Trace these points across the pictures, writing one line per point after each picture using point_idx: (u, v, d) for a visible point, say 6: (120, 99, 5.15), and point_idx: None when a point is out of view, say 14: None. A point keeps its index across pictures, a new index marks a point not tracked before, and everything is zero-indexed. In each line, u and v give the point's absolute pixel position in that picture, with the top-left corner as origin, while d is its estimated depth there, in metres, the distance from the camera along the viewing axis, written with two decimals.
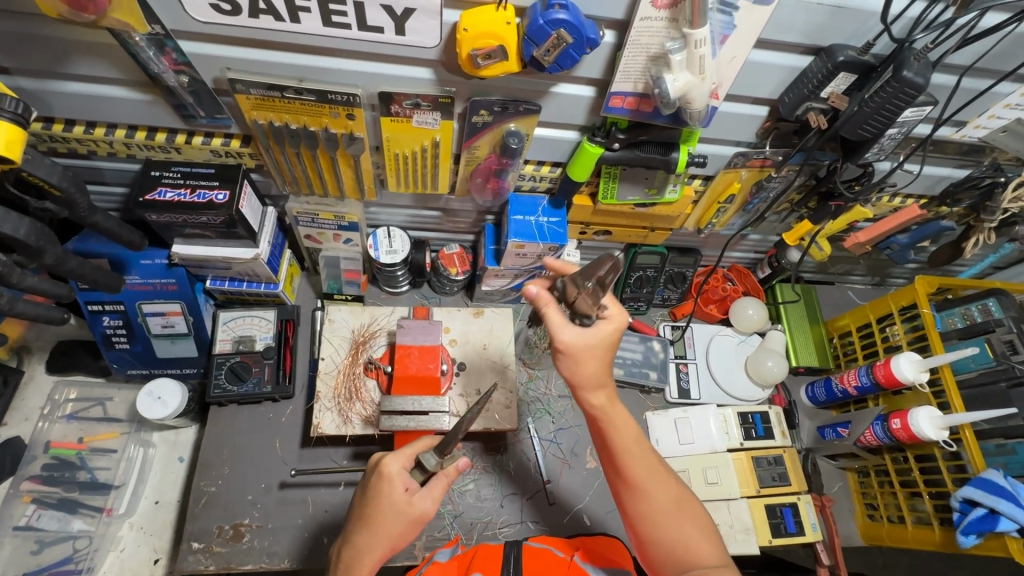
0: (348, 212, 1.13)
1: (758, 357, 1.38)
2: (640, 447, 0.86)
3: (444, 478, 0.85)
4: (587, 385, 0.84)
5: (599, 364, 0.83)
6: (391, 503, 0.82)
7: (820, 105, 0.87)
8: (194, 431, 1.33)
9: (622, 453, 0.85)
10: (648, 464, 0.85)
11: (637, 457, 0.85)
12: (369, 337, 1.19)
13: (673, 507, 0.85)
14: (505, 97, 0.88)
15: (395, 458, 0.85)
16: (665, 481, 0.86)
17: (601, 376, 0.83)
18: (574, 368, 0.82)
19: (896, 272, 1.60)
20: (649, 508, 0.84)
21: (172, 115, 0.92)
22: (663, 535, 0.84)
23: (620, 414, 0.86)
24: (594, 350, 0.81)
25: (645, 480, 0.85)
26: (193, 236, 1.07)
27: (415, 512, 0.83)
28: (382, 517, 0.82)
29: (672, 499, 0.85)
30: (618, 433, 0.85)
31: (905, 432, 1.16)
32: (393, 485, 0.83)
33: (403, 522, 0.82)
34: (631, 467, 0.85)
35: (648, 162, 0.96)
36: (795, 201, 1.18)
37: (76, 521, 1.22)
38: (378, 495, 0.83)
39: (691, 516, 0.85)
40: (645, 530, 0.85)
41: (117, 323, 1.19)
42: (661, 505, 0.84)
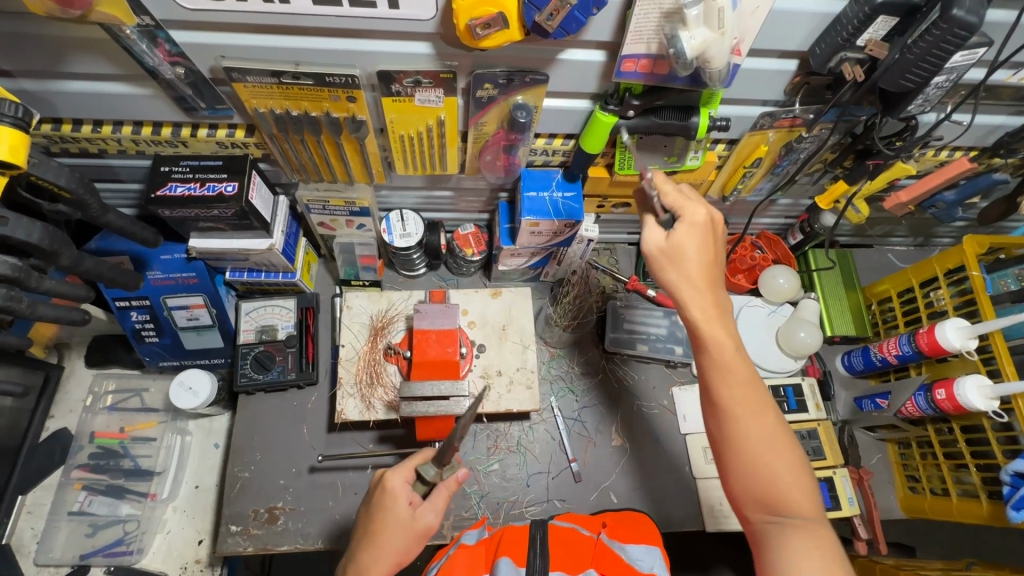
0: (359, 198, 1.10)
1: (790, 328, 1.32)
2: (740, 362, 0.80)
3: (445, 490, 0.86)
4: (688, 281, 0.81)
5: (703, 258, 0.81)
6: (395, 517, 0.83)
7: (856, 55, 0.78)
8: (227, 418, 1.37)
9: (723, 366, 0.79)
10: (758, 381, 0.80)
11: (738, 372, 0.79)
12: (388, 323, 1.20)
13: (778, 436, 0.78)
14: (509, 69, 0.83)
15: (398, 472, 0.86)
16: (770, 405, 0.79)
17: (704, 265, 0.81)
18: (674, 269, 0.82)
19: (941, 231, 1.49)
20: (747, 429, 0.78)
21: (174, 108, 0.91)
22: (755, 462, 0.77)
23: (718, 324, 0.81)
24: (693, 246, 0.81)
25: (750, 400, 0.79)
26: (208, 230, 1.07)
27: (418, 525, 0.84)
28: (385, 530, 0.83)
29: (777, 425, 0.78)
30: (719, 344, 0.80)
31: (951, 403, 1.10)
32: (397, 500, 0.84)
33: (406, 537, 0.83)
34: (738, 384, 0.79)
35: (666, 129, 0.90)
36: (829, 160, 1.09)
37: (124, 506, 1.29)
38: (383, 512, 0.84)
39: (791, 451, 0.78)
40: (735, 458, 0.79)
41: (145, 317, 1.22)
42: (766, 432, 0.78)
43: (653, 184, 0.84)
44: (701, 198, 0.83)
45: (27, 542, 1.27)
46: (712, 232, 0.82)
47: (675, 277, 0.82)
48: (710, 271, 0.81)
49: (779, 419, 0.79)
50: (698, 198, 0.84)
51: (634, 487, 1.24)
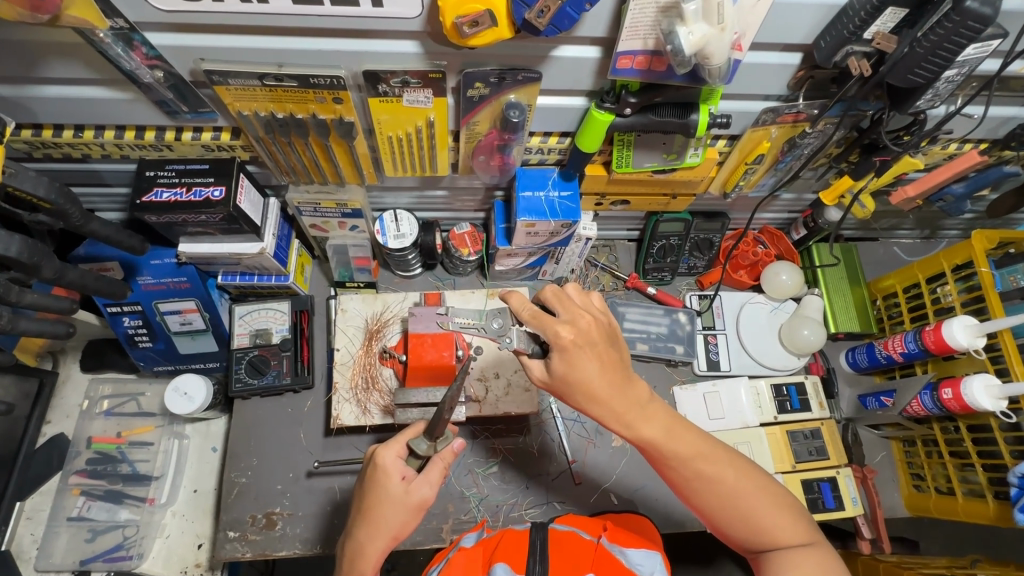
0: (350, 199, 1.08)
1: (793, 325, 1.30)
2: (677, 436, 0.80)
3: (439, 463, 0.85)
4: (599, 400, 0.77)
5: (600, 374, 0.76)
6: (389, 494, 0.81)
7: (863, 49, 0.74)
8: (224, 421, 1.36)
9: (665, 447, 0.79)
10: (699, 448, 0.80)
11: (678, 444, 0.79)
12: (383, 326, 1.18)
13: (745, 488, 0.79)
14: (501, 67, 0.80)
15: (388, 448, 0.83)
16: (722, 462, 0.80)
17: (603, 385, 0.76)
18: (580, 399, 0.77)
19: (948, 223, 1.45)
20: (715, 496, 0.79)
21: (156, 112, 0.88)
22: (739, 520, 0.78)
23: (645, 412, 0.79)
24: (581, 368, 0.75)
25: (702, 470, 0.79)
26: (197, 234, 1.05)
27: (414, 499, 0.81)
28: (379, 506, 0.81)
29: (739, 482, 0.79)
30: (653, 437, 0.79)
31: (957, 402, 1.08)
32: (390, 476, 0.82)
33: (402, 511, 0.81)
34: (682, 459, 0.79)
35: (664, 127, 0.87)
36: (834, 155, 1.06)
37: (123, 510, 1.28)
38: (377, 488, 0.82)
39: (765, 497, 0.79)
40: (719, 521, 0.80)
41: (137, 323, 1.20)
42: (730, 489, 0.79)
43: (520, 312, 0.78)
44: (573, 315, 0.76)
45: (28, 548, 1.27)
46: (591, 336, 0.76)
47: (583, 402, 0.77)
48: (610, 378, 0.76)
49: (740, 470, 0.80)
50: (566, 308, 0.78)
51: (635, 489, 1.23)
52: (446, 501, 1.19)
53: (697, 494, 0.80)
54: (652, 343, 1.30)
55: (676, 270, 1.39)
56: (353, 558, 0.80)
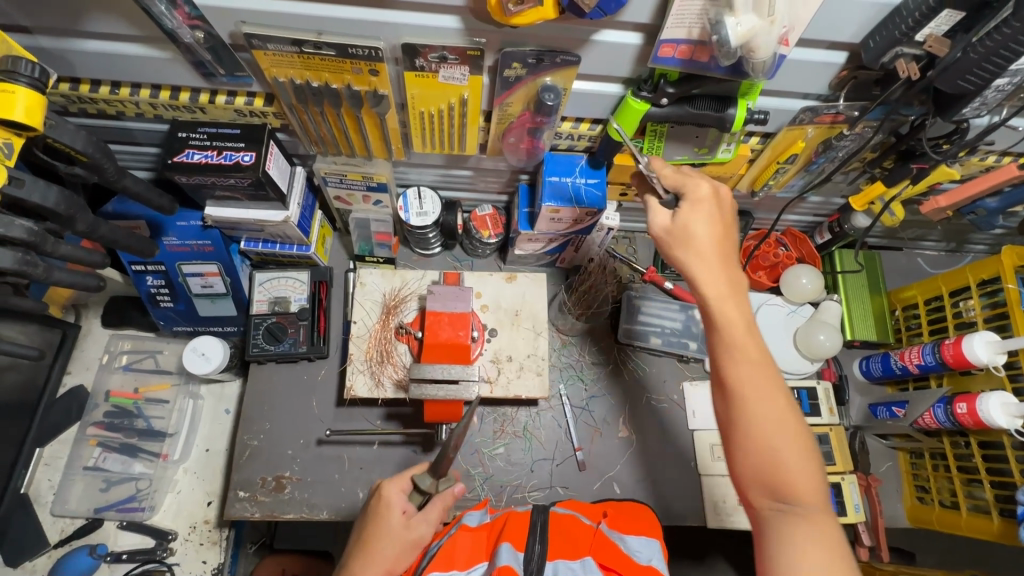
0: (376, 173, 1.08)
1: (809, 329, 1.29)
2: (749, 337, 0.75)
3: (439, 502, 0.91)
4: (691, 257, 0.78)
5: (710, 232, 0.78)
6: (389, 527, 0.87)
7: (914, 51, 0.72)
8: (238, 385, 1.39)
9: (734, 337, 0.74)
10: (761, 360, 0.74)
11: (750, 341, 0.74)
12: (400, 303, 1.18)
13: (786, 429, 0.71)
14: (540, 47, 0.79)
15: (393, 482, 0.92)
16: (776, 393, 0.72)
17: (711, 242, 0.78)
18: (680, 256, 0.79)
19: (975, 237, 1.43)
20: (755, 414, 0.71)
21: (192, 72, 0.88)
22: (766, 448, 0.70)
23: (727, 297, 0.76)
24: (695, 226, 0.78)
25: (756, 376, 0.73)
26: (224, 198, 1.06)
27: (412, 535, 0.87)
28: (377, 537, 0.85)
29: (785, 419, 0.71)
30: (732, 323, 0.75)
31: (971, 418, 1.07)
32: (391, 510, 0.88)
33: (400, 546, 0.85)
34: (742, 356, 0.73)
35: (700, 120, 0.86)
36: (868, 160, 1.04)
37: (137, 464, 1.32)
38: (377, 519, 0.88)
39: (799, 447, 0.70)
40: (738, 440, 0.73)
41: (161, 282, 1.22)
42: (774, 415, 0.71)
43: (653, 170, 0.84)
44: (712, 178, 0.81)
45: (45, 493, 1.31)
46: (719, 208, 0.79)
47: (687, 257, 0.78)
48: (716, 241, 0.78)
49: (794, 410, 0.72)
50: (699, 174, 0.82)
51: (639, 479, 1.24)
52: None
53: (735, 401, 0.73)
54: (667, 338, 1.33)
55: None
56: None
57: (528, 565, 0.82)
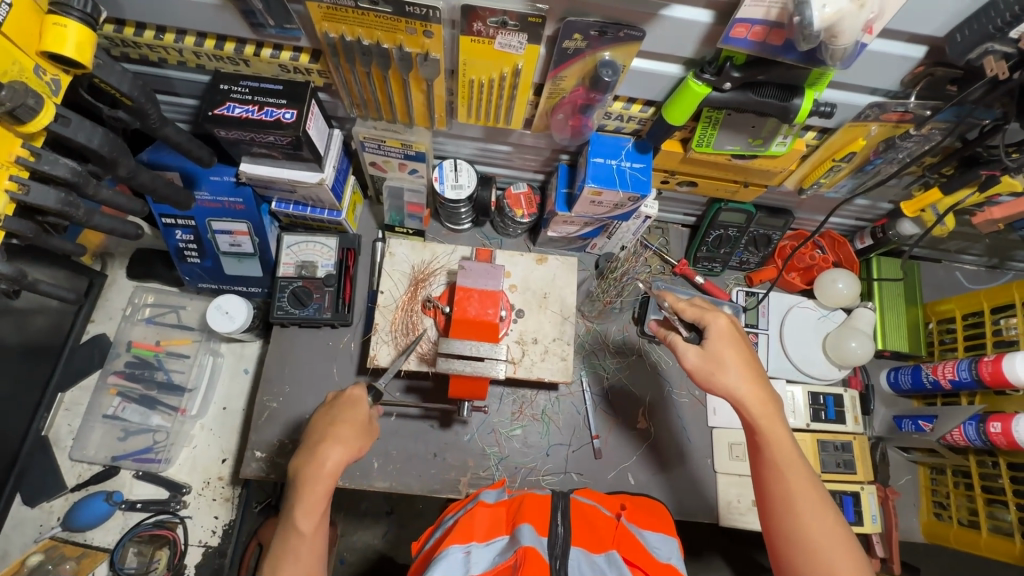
0: (416, 141, 1.06)
1: (840, 337, 1.26)
2: (788, 455, 0.83)
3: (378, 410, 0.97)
4: (730, 384, 0.86)
5: (743, 362, 0.87)
6: (357, 416, 0.91)
7: (1005, 48, 0.69)
8: (258, 346, 1.39)
9: (776, 455, 0.83)
10: (802, 473, 0.82)
11: (788, 459, 0.83)
12: (429, 276, 1.16)
13: (836, 539, 0.78)
14: (604, 20, 0.76)
15: (357, 385, 0.96)
16: (824, 506, 0.80)
17: (745, 371, 0.86)
18: (721, 379, 0.87)
19: (1020, 255, 1.38)
20: (807, 526, 0.79)
21: (240, 22, 0.86)
22: (817, 562, 0.77)
23: (769, 416, 0.85)
24: (728, 354, 0.87)
25: (800, 490, 0.81)
26: (260, 155, 1.04)
27: (371, 429, 0.93)
28: (346, 421, 0.90)
29: (834, 530, 0.79)
30: (778, 441, 0.84)
31: (1004, 438, 1.05)
32: (357, 404, 0.93)
33: (363, 436, 0.91)
34: (783, 472, 0.82)
35: (763, 108, 0.82)
36: (928, 165, 1.00)
37: (155, 416, 1.32)
38: (345, 412, 0.92)
39: (852, 560, 0.77)
40: (796, 553, 0.79)
41: (189, 238, 1.21)
42: (819, 526, 0.79)
43: (677, 308, 0.94)
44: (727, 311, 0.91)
45: (64, 437, 1.33)
46: (741, 337, 0.89)
47: (726, 383, 0.87)
48: (749, 368, 0.87)
49: (840, 522, 0.80)
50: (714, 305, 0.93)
51: (653, 473, 1.22)
52: (466, 456, 1.20)
53: (793, 517, 0.80)
54: None
55: (727, 263, 1.35)
56: (313, 467, 0.85)
57: (552, 549, 0.81)
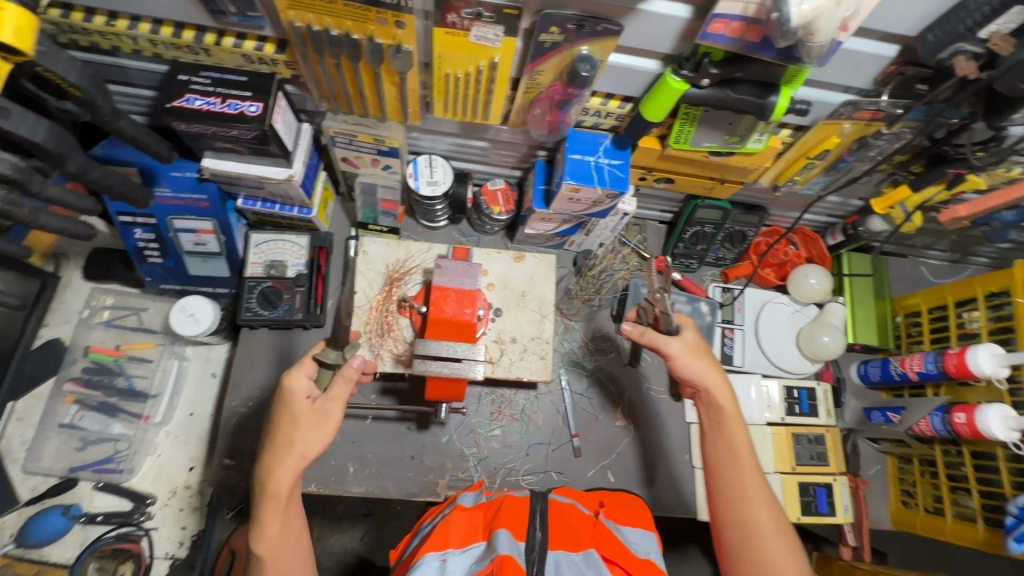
0: (389, 136, 1.02)
1: (813, 331, 1.28)
2: (746, 450, 0.89)
3: (344, 378, 0.83)
4: (700, 377, 0.92)
5: (714, 361, 0.94)
6: (295, 412, 0.81)
7: (976, 49, 0.70)
8: (227, 348, 1.34)
9: (736, 448, 0.89)
10: (756, 468, 0.89)
11: (745, 454, 0.89)
12: (404, 275, 1.13)
13: (775, 530, 0.84)
14: (582, 13, 0.74)
15: (295, 371, 0.83)
16: (768, 499, 0.86)
17: (714, 368, 0.93)
18: (692, 372, 0.92)
19: (981, 250, 1.43)
20: (750, 512, 0.85)
21: (199, 9, 0.81)
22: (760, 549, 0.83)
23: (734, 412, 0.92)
24: (703, 351, 0.93)
25: (753, 482, 0.87)
26: (224, 150, 0.99)
27: (320, 415, 0.81)
28: (283, 427, 0.81)
29: (778, 523, 0.85)
30: (738, 436, 0.90)
31: (968, 428, 1.08)
32: (296, 396, 0.82)
33: (311, 428, 0.81)
34: (740, 463, 0.88)
35: (740, 106, 0.82)
36: (897, 163, 1.02)
37: (115, 424, 1.27)
38: (283, 412, 0.82)
39: (787, 549, 0.83)
40: (741, 539, 0.84)
41: (149, 236, 1.15)
42: (765, 517, 0.85)
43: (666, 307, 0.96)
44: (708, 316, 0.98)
45: (16, 449, 1.26)
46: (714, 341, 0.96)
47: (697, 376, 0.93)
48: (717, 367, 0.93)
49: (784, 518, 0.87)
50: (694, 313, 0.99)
51: (633, 470, 1.23)
52: (445, 458, 1.18)
53: (744, 505, 0.86)
54: None
55: (704, 259, 1.36)
56: (265, 499, 0.79)
57: (529, 554, 0.80)
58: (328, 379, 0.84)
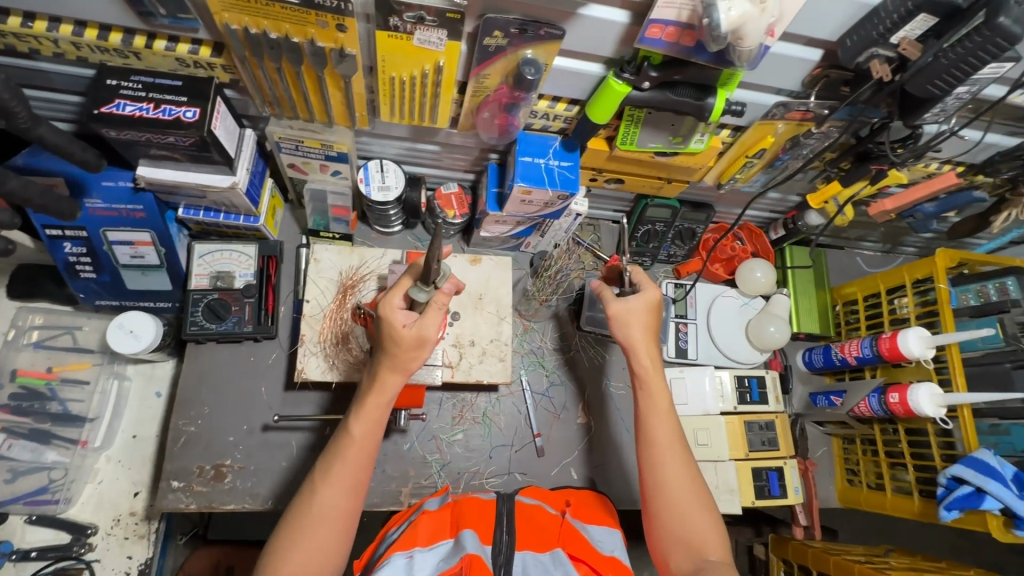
0: (337, 141, 1.00)
1: (760, 322, 1.34)
2: (665, 412, 0.96)
3: (437, 305, 0.87)
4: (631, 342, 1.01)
5: (647, 330, 1.01)
6: (393, 336, 0.86)
7: (887, 53, 0.75)
8: (172, 366, 1.28)
9: (656, 409, 0.97)
10: (675, 429, 0.95)
11: (665, 415, 0.96)
12: (358, 281, 1.10)
13: (683, 488, 0.91)
14: (524, 17, 0.75)
15: (389, 298, 0.87)
16: (683, 460, 0.93)
17: (645, 337, 1.00)
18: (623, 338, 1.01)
19: (908, 240, 1.53)
20: (666, 468, 0.92)
21: (126, 10, 0.77)
22: (673, 500, 0.90)
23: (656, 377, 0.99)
24: (639, 319, 1.01)
25: (669, 441, 0.94)
26: (160, 158, 0.95)
27: (417, 339, 0.86)
28: (387, 346, 0.87)
29: (690, 481, 0.91)
30: (659, 400, 0.97)
31: (901, 407, 1.16)
32: (391, 322, 0.86)
33: (408, 350, 0.86)
34: (659, 424, 0.95)
35: (679, 107, 0.85)
36: (828, 160, 1.08)
37: (49, 452, 1.18)
38: (381, 334, 0.87)
39: (696, 502, 0.90)
40: (656, 493, 0.91)
41: (81, 250, 1.08)
42: (678, 474, 0.91)
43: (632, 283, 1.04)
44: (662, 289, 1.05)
45: None
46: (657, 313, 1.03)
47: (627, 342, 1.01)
48: (649, 336, 1.01)
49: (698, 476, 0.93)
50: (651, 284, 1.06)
51: (595, 465, 1.24)
52: (406, 466, 1.17)
53: (660, 461, 0.93)
54: None
55: (656, 257, 1.40)
56: (374, 391, 0.88)
57: (496, 557, 0.81)
58: (423, 307, 0.88)
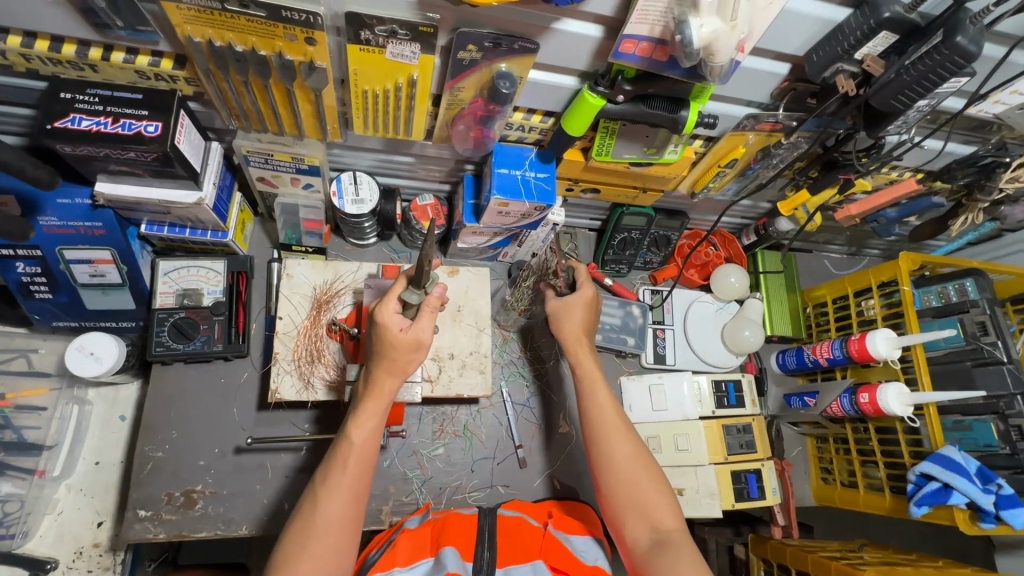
0: (308, 154, 0.98)
1: (735, 326, 1.37)
2: (602, 394, 0.99)
3: (429, 308, 0.87)
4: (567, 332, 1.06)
5: (582, 321, 1.06)
6: (389, 341, 0.84)
7: (852, 68, 0.78)
8: (137, 388, 1.22)
9: (593, 393, 0.99)
10: (614, 409, 0.97)
11: (603, 397, 0.98)
12: (333, 296, 1.09)
13: (630, 464, 0.92)
14: (498, 31, 0.75)
15: (384, 305, 0.85)
16: (628, 436, 0.94)
17: (581, 328, 1.06)
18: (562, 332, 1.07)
19: (873, 242, 1.58)
20: (610, 447, 0.93)
21: (80, 22, 0.74)
22: (622, 478, 0.90)
23: (589, 364, 1.03)
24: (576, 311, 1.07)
25: (610, 421, 0.96)
26: (121, 173, 0.91)
27: (413, 341, 0.85)
28: (385, 351, 0.85)
29: (636, 455, 0.92)
30: (595, 384, 1.00)
31: (871, 406, 1.19)
32: (386, 327, 0.85)
33: (406, 353, 0.86)
34: (599, 406, 0.97)
35: (654, 119, 0.86)
36: (797, 168, 1.11)
37: (3, 484, 1.10)
38: (378, 342, 0.85)
39: (646, 473, 0.90)
40: (605, 474, 0.92)
41: (35, 270, 1.02)
42: (622, 450, 0.92)
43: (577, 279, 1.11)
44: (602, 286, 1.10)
45: None
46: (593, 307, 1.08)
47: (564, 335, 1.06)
48: (583, 327, 1.06)
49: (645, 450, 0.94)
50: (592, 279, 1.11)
51: (577, 474, 1.24)
52: (387, 483, 1.14)
53: (603, 442, 0.94)
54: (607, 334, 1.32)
55: (633, 264, 1.41)
56: (370, 394, 0.87)
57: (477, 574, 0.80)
58: (416, 312, 0.86)
